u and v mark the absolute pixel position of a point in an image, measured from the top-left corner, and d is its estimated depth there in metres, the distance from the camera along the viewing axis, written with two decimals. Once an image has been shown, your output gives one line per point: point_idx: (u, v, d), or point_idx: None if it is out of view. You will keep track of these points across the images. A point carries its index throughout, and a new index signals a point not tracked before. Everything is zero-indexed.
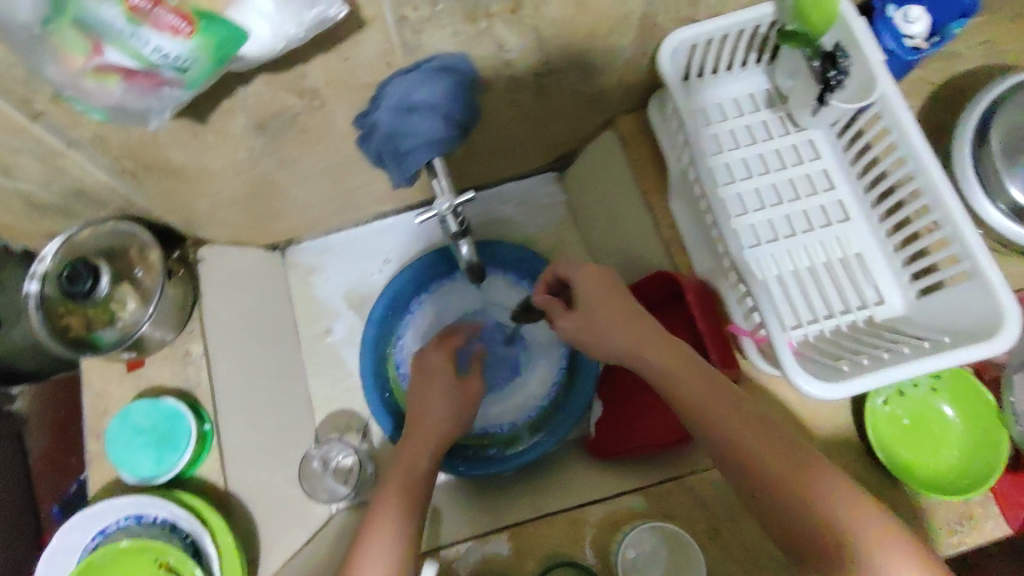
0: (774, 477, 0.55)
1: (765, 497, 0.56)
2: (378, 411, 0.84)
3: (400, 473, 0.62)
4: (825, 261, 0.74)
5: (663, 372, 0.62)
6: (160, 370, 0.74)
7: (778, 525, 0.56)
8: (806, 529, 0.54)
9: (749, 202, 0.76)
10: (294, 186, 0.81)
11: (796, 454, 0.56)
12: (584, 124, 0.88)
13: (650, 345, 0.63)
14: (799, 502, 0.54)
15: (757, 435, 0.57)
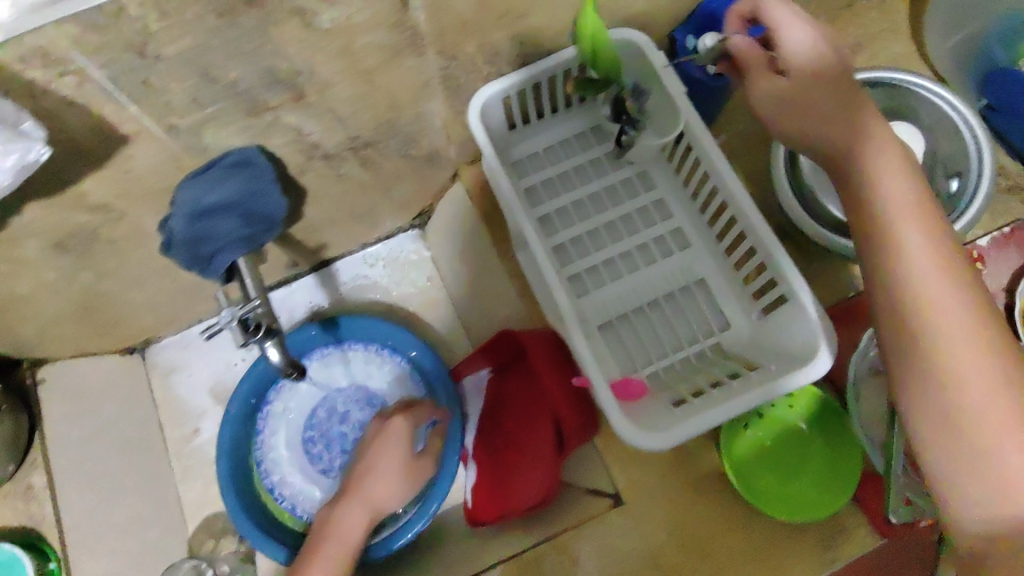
0: (917, 293, 0.45)
1: (895, 308, 0.46)
2: (243, 526, 0.77)
3: (336, 538, 0.65)
4: (666, 294, 0.75)
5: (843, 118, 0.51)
6: (3, 511, 0.75)
7: (895, 345, 0.46)
8: (926, 361, 0.44)
9: (584, 246, 0.77)
10: (131, 292, 0.78)
11: (958, 283, 0.45)
12: (430, 182, 0.87)
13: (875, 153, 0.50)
14: (926, 335, 0.45)
15: (920, 245, 0.46)
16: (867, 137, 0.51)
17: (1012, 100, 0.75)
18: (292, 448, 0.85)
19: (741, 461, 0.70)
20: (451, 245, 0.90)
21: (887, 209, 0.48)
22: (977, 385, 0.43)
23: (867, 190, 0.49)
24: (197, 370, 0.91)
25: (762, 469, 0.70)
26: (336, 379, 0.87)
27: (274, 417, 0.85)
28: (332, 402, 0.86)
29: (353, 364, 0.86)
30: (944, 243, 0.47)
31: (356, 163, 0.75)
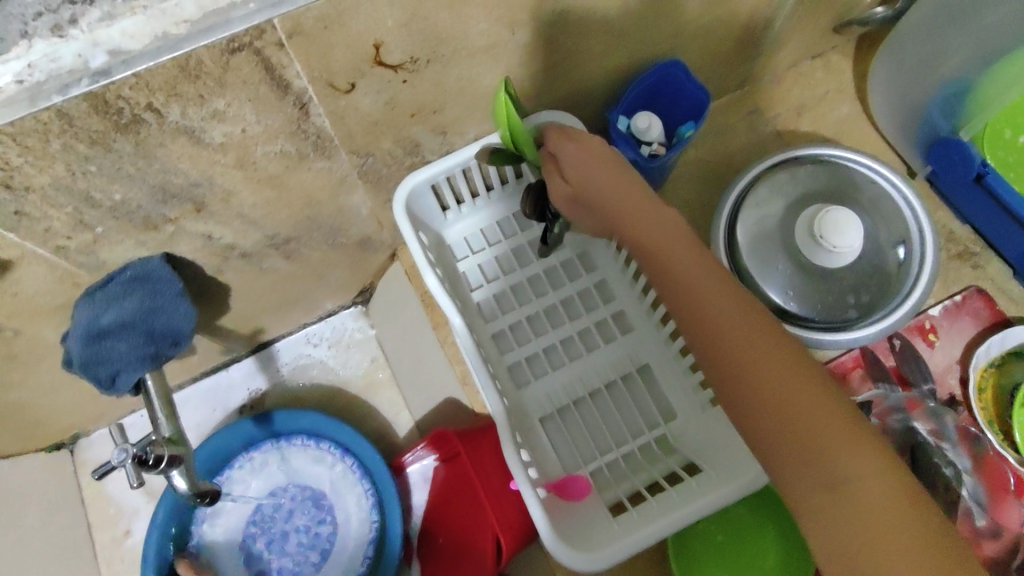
0: (798, 442, 0.44)
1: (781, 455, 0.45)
2: None
3: None
4: (610, 381, 0.71)
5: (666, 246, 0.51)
6: None
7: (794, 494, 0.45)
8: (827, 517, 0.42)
9: (524, 332, 0.73)
10: (46, 396, 0.74)
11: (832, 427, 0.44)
12: (366, 262, 0.84)
13: (711, 280, 0.49)
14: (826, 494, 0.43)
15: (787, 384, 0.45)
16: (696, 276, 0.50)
17: (957, 167, 0.72)
18: (229, 549, 0.82)
19: (693, 563, 0.65)
20: (392, 324, 0.87)
21: (738, 359, 0.46)
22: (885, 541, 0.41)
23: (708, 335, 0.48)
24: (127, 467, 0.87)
25: (715, 571, 0.65)
26: (278, 476, 0.84)
27: (213, 513, 0.83)
28: (274, 500, 0.84)
29: (295, 461, 0.84)
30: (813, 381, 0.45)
31: (278, 256, 0.71)
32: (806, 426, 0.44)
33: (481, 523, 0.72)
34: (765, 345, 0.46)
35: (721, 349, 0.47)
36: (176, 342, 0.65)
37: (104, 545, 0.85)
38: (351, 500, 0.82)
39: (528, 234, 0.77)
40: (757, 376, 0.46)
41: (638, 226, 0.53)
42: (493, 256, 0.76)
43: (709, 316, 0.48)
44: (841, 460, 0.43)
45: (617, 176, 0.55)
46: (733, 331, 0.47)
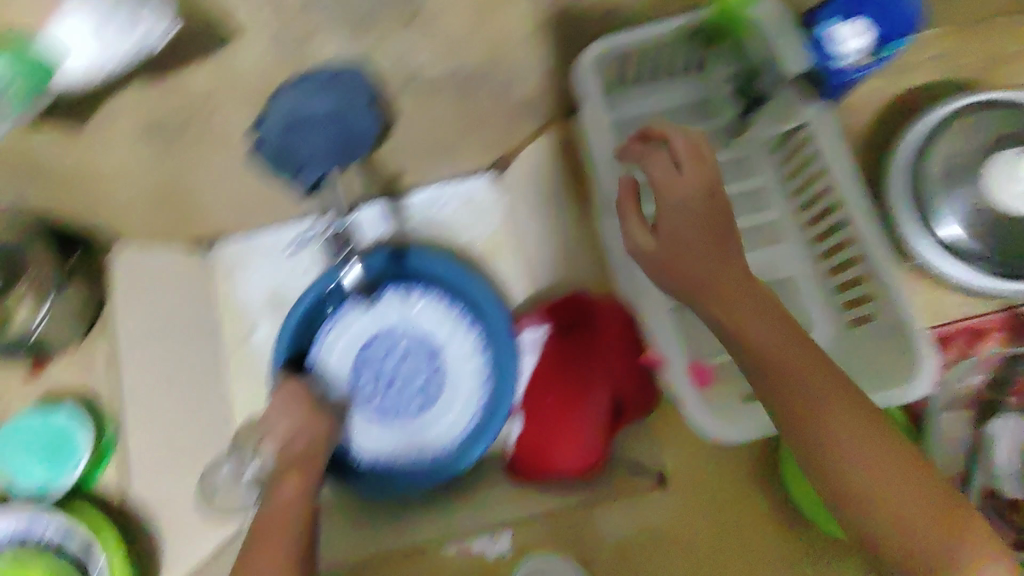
0: (855, 463, 0.53)
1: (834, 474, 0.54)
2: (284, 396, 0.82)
3: None
4: (749, 286, 0.72)
5: (735, 287, 0.58)
6: (64, 373, 0.75)
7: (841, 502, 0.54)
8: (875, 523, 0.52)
9: (673, 223, 0.73)
10: (209, 185, 0.77)
11: (883, 441, 0.54)
12: (518, 128, 0.84)
13: (744, 295, 0.58)
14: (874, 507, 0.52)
15: (844, 411, 0.54)
16: (732, 301, 0.57)
17: None
18: (340, 376, 0.86)
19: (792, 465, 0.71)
20: (528, 196, 0.88)
21: (803, 401, 0.55)
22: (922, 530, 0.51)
23: (759, 363, 0.56)
24: (256, 274, 0.92)
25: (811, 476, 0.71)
26: (398, 320, 0.88)
27: (332, 340, 0.87)
28: (389, 340, 0.88)
29: (419, 309, 0.88)
30: (864, 409, 0.54)
31: (454, 95, 0.72)
32: (845, 439, 0.53)
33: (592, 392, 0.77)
34: (814, 369, 0.55)
35: (781, 382, 0.56)
36: (359, 146, 0.64)
37: (230, 338, 0.91)
38: (466, 354, 0.87)
39: (693, 127, 0.76)
40: (822, 416, 0.54)
41: (696, 263, 0.58)
42: None
43: (776, 366, 0.55)
44: (885, 469, 0.52)
45: (701, 185, 0.59)
46: (806, 378, 0.55)
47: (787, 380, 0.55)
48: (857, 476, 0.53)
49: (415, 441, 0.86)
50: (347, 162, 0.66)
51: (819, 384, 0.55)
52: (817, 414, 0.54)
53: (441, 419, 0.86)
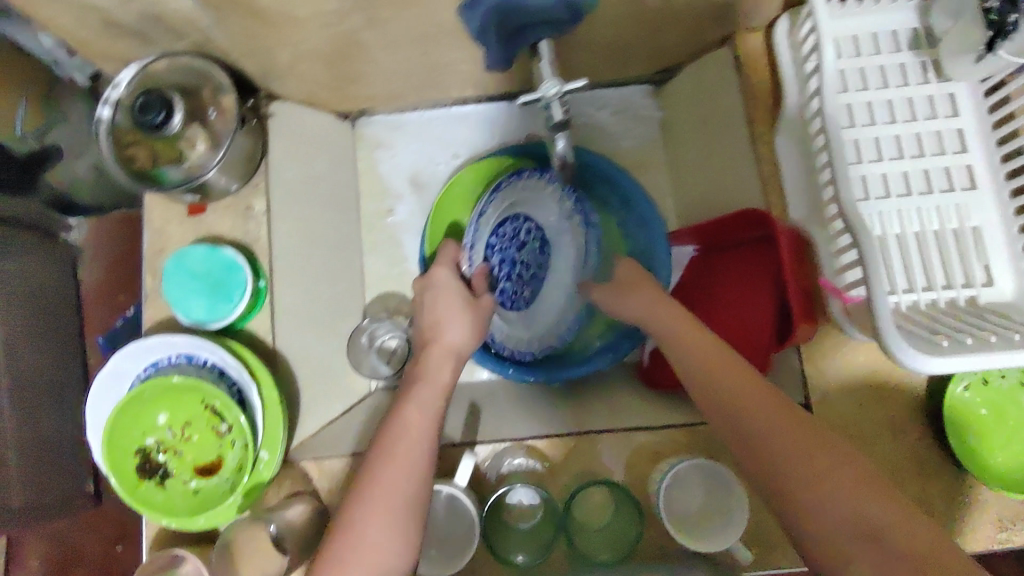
0: (779, 464, 0.52)
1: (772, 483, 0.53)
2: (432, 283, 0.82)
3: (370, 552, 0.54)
4: (936, 230, 0.68)
5: (724, 379, 0.59)
6: (220, 221, 0.74)
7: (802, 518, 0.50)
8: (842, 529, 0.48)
9: (866, 151, 0.70)
10: (381, 52, 0.74)
11: (798, 439, 0.53)
12: (699, 35, 0.79)
13: (718, 363, 0.60)
14: (825, 506, 0.49)
15: (762, 415, 0.55)
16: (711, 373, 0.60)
17: None
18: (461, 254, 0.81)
19: (956, 420, 0.67)
20: (690, 111, 0.85)
21: (718, 398, 0.58)
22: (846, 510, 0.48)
23: (711, 388, 0.59)
24: (401, 154, 0.93)
25: (972, 434, 0.67)
26: (526, 207, 0.80)
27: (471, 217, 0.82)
28: (515, 227, 0.80)
29: (546, 200, 0.81)
30: (777, 413, 0.55)
31: None
32: (775, 447, 0.53)
33: (755, 308, 0.74)
34: (733, 381, 0.58)
35: (726, 406, 0.58)
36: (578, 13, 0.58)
37: (367, 215, 0.93)
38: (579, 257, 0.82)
39: (900, 55, 0.71)
40: (744, 420, 0.56)
41: (720, 375, 0.59)
42: (856, 65, 0.71)
43: (717, 395, 0.58)
44: (828, 470, 0.51)
45: (734, 370, 0.58)
46: (718, 379, 0.59)
47: (775, 471, 0.52)
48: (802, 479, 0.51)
49: (518, 334, 0.84)
50: (559, 31, 0.59)
51: (746, 399, 0.57)
52: (742, 432, 0.56)
53: (542, 316, 0.84)
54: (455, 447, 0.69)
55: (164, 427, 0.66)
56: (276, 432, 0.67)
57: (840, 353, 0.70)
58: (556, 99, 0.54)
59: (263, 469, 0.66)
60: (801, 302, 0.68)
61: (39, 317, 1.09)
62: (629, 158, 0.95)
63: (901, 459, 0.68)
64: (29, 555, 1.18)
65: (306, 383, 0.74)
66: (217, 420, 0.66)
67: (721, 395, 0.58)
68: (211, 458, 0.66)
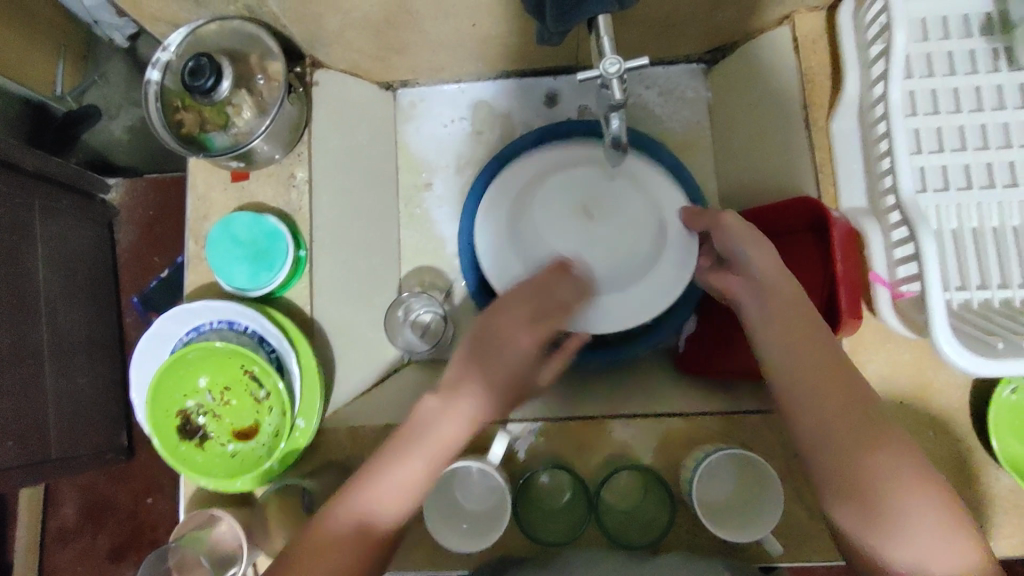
0: (847, 444, 0.53)
1: (830, 466, 0.53)
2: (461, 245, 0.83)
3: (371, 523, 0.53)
4: (995, 226, 0.65)
5: (810, 355, 0.56)
6: (262, 188, 0.75)
7: (850, 509, 0.52)
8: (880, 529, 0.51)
9: (926, 141, 0.67)
10: (431, 22, 0.73)
11: (877, 430, 0.53)
12: (757, 14, 0.77)
13: (800, 334, 0.57)
14: (883, 508, 0.51)
15: (841, 398, 0.54)
16: (801, 348, 0.56)
17: None
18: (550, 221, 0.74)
19: (1000, 422, 0.65)
20: (741, 91, 0.83)
21: (797, 376, 0.56)
22: (914, 511, 0.50)
23: (788, 365, 0.56)
24: (440, 127, 0.91)
25: (1014, 437, 0.65)
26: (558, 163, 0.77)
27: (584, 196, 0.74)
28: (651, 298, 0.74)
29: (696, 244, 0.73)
30: (866, 402, 0.54)
31: None
32: (849, 434, 0.53)
33: (805, 299, 0.71)
34: (831, 361, 0.55)
35: (804, 382, 0.55)
36: None
37: (406, 188, 0.92)
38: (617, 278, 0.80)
39: (969, 41, 0.68)
40: (828, 404, 0.54)
41: (804, 347, 0.56)
42: (921, 51, 0.68)
43: (804, 370, 0.55)
44: (891, 463, 0.52)
45: (816, 346, 0.56)
46: (802, 356, 0.56)
47: (846, 452, 0.52)
48: (871, 472, 0.51)
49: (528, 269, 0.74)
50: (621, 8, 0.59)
51: (836, 384, 0.55)
52: (812, 406, 0.54)
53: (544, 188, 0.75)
54: (486, 426, 0.69)
55: (204, 391, 0.67)
56: (312, 402, 0.67)
57: (885, 348, 0.68)
58: (615, 78, 0.52)
59: (299, 437, 0.67)
60: (851, 293, 0.65)
61: (81, 276, 1.11)
62: (674, 141, 0.94)
63: (946, 459, 0.66)
64: (63, 503, 1.22)
65: (343, 352, 0.74)
66: (256, 386, 0.67)
67: (802, 383, 0.55)
68: (249, 423, 0.67)
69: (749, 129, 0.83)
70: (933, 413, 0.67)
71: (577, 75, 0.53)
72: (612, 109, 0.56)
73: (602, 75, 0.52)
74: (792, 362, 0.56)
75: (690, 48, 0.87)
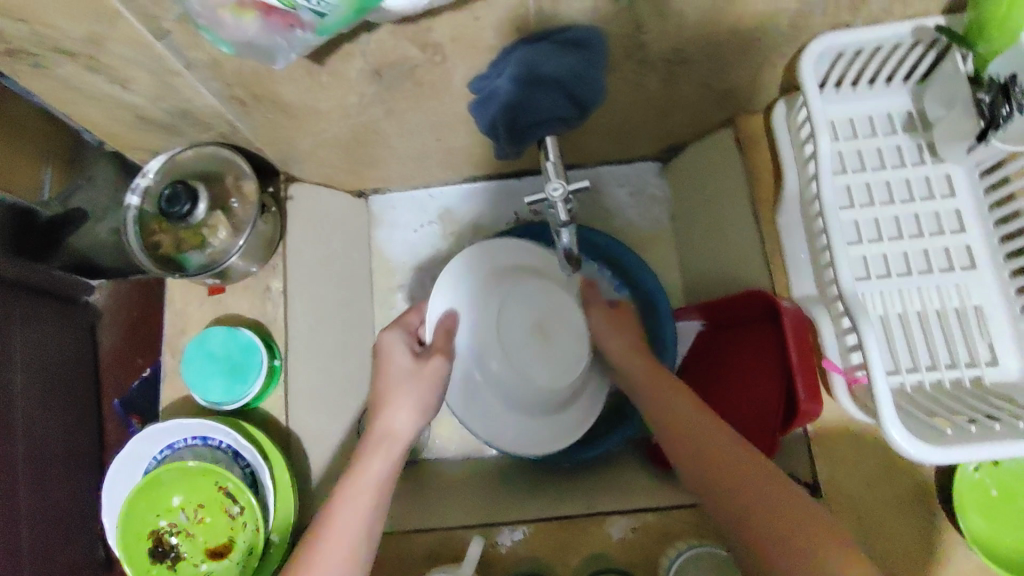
0: (724, 466, 0.55)
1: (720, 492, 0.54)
2: None
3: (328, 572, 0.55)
4: (938, 308, 0.68)
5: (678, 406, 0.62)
6: (238, 301, 0.77)
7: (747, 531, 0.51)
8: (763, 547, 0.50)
9: (865, 231, 0.71)
10: (398, 138, 0.78)
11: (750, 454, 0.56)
12: (702, 118, 0.83)
13: (670, 397, 0.64)
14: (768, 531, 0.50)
15: (712, 432, 0.58)
16: (669, 399, 0.64)
17: None
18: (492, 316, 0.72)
19: (968, 502, 0.66)
20: (697, 186, 0.89)
21: (667, 426, 0.62)
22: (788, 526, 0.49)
23: (663, 413, 0.63)
24: (411, 230, 0.96)
25: (985, 517, 0.65)
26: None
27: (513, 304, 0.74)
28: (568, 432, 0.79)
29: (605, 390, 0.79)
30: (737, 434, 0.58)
31: (659, 76, 0.71)
32: (724, 460, 0.56)
33: (767, 389, 0.73)
34: (698, 410, 0.61)
35: (677, 428, 0.61)
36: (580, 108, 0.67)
37: (382, 288, 0.95)
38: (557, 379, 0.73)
39: (894, 138, 0.74)
40: (701, 439, 0.58)
41: (670, 401, 0.63)
42: (852, 149, 0.74)
43: (678, 418, 0.61)
44: (761, 483, 0.53)
45: (685, 399, 0.63)
46: (669, 405, 0.63)
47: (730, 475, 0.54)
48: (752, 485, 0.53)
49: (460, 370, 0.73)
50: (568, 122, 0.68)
51: (704, 423, 0.59)
52: (681, 440, 0.60)
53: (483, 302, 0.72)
54: (463, 529, 0.69)
55: (177, 510, 0.67)
56: (287, 516, 0.68)
57: (850, 432, 0.70)
58: (560, 199, 0.61)
59: (274, 553, 0.67)
60: (807, 381, 0.68)
61: (59, 382, 1.11)
62: (637, 234, 0.99)
63: (919, 542, 0.66)
64: None
65: (319, 460, 0.74)
66: (230, 502, 0.67)
67: (678, 423, 0.61)
68: (223, 540, 0.67)
69: (706, 222, 0.87)
70: (903, 494, 0.68)
71: (528, 197, 0.62)
72: (565, 224, 0.65)
73: (550, 197, 0.61)
74: (665, 413, 0.63)
75: (646, 148, 0.93)
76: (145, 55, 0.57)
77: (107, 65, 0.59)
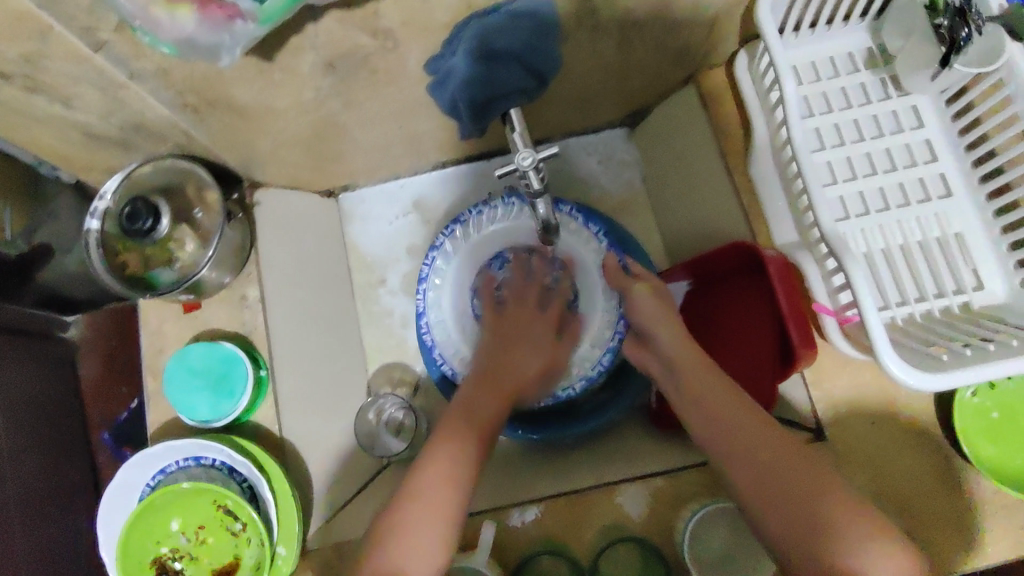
0: (788, 482, 0.55)
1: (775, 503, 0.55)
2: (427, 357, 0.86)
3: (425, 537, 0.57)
4: (919, 239, 0.68)
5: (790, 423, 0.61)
6: (215, 314, 0.75)
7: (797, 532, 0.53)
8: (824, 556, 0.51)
9: (839, 171, 0.71)
10: (358, 130, 0.76)
11: (806, 467, 0.56)
12: (664, 78, 0.82)
13: (717, 396, 0.63)
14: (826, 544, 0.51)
15: (771, 443, 0.58)
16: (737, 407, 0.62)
17: None
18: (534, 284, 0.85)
19: (970, 426, 0.66)
20: (666, 147, 0.88)
21: (723, 436, 0.60)
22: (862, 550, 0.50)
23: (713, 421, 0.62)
24: (385, 223, 0.94)
25: (988, 439, 0.66)
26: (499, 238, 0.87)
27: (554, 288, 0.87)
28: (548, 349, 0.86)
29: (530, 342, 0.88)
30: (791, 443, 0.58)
31: (617, 40, 0.70)
32: (802, 478, 0.55)
33: (761, 335, 0.73)
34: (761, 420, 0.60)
35: (737, 440, 0.59)
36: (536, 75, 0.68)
37: (362, 285, 0.93)
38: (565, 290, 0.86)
39: (858, 76, 0.73)
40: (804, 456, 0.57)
41: (721, 404, 0.62)
42: (817, 91, 0.73)
43: (731, 427, 0.60)
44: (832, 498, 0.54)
45: (733, 402, 0.62)
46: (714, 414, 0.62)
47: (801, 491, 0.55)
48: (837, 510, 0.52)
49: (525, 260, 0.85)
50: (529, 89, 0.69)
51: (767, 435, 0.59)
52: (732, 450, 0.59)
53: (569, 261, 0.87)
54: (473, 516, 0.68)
55: (177, 534, 0.64)
56: (290, 526, 0.66)
57: (847, 372, 0.70)
58: (530, 169, 0.60)
59: (281, 565, 0.65)
60: (800, 328, 0.68)
61: (42, 422, 1.07)
62: (613, 202, 0.98)
63: (928, 472, 0.67)
64: None
65: (319, 465, 0.73)
66: (231, 519, 0.65)
67: (723, 432, 0.60)
68: (228, 560, 0.65)
69: (681, 181, 0.87)
70: (906, 428, 0.68)
71: (498, 170, 0.62)
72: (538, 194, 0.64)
73: (519, 168, 0.61)
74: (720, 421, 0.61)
75: (611, 114, 0.92)
76: (86, 70, 0.54)
77: (48, 84, 0.56)
